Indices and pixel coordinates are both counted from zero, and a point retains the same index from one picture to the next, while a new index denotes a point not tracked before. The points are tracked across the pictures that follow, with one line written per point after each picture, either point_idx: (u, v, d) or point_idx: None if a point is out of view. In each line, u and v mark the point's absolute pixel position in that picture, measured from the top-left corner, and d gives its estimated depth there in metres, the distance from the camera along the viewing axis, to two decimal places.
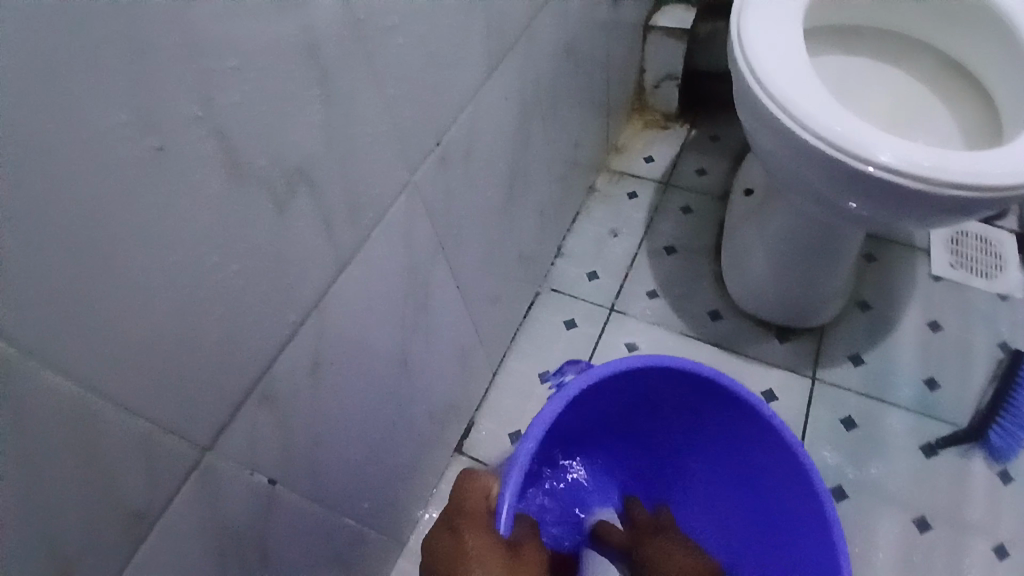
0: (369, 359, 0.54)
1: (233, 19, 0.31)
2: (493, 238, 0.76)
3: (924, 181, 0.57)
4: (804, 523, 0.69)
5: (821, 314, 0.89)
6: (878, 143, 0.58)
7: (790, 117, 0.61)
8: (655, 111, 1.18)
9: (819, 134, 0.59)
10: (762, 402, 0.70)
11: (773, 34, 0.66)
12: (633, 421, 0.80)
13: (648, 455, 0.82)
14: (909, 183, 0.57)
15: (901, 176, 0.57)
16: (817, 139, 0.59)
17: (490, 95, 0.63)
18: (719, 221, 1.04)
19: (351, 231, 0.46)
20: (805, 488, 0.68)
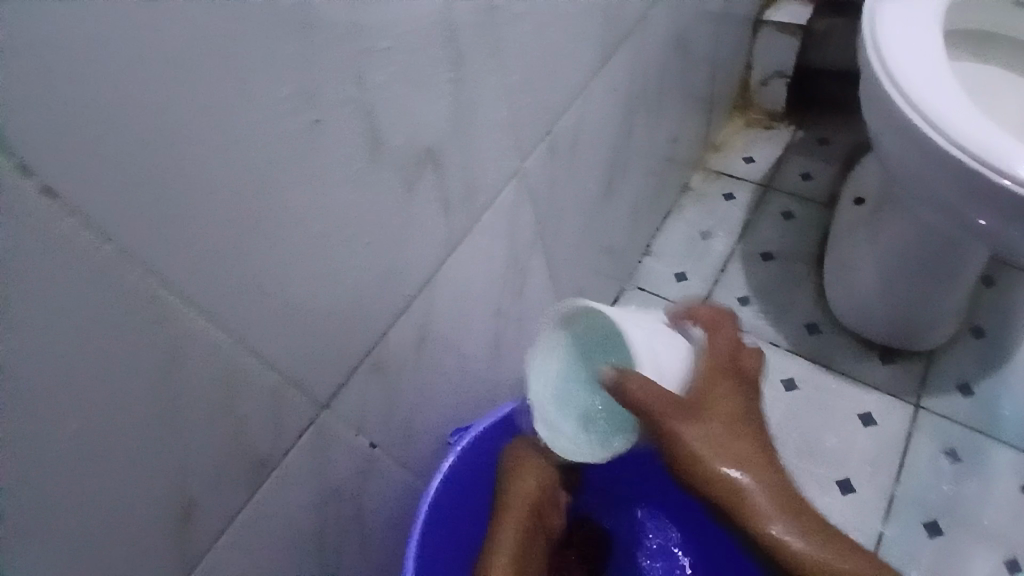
0: (466, 340, 0.55)
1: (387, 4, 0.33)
2: (587, 231, 0.76)
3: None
4: None
5: (931, 336, 0.83)
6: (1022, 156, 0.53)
7: (921, 119, 0.57)
8: (760, 111, 1.14)
9: (953, 140, 0.55)
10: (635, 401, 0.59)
11: (911, 31, 0.62)
12: None
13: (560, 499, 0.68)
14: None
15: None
16: (949, 145, 0.56)
17: (601, 85, 0.62)
18: (824, 230, 0.99)
19: (466, 213, 0.47)
20: None
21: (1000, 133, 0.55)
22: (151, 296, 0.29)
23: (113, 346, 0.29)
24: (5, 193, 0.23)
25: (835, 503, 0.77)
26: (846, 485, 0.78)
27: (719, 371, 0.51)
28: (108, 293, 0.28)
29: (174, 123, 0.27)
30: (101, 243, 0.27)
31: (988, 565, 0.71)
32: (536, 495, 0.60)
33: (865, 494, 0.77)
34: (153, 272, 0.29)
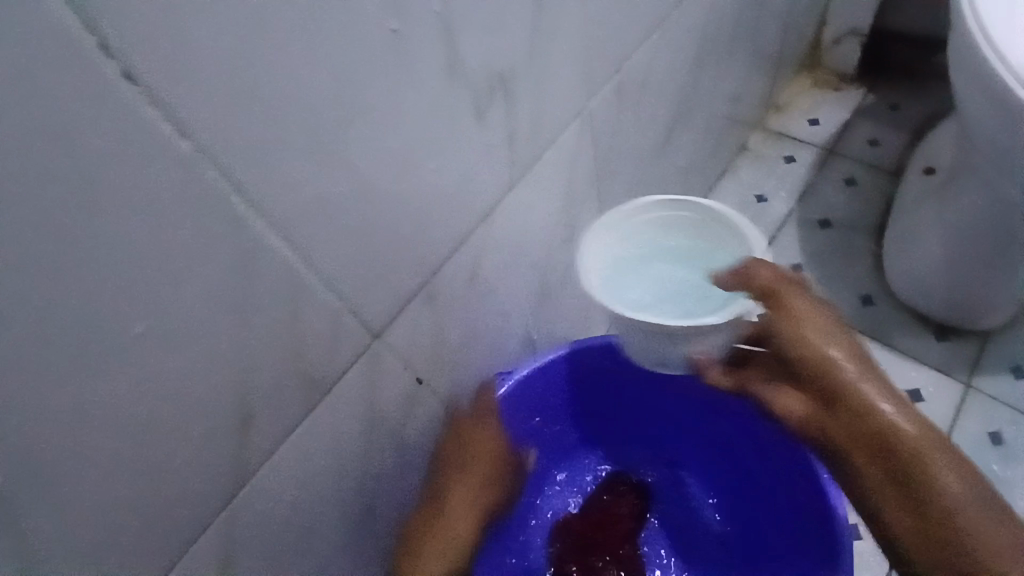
0: (515, 281, 0.55)
1: None
2: (641, 183, 0.74)
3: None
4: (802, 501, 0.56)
5: (992, 317, 0.80)
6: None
7: (1015, 78, 0.53)
8: (830, 71, 1.08)
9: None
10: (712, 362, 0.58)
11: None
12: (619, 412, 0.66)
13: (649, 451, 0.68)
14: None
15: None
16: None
17: (673, 28, 0.59)
18: (886, 200, 0.95)
19: (529, 149, 0.46)
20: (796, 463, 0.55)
21: None
22: (223, 201, 0.29)
23: (186, 249, 0.29)
24: (92, 76, 0.23)
25: None
26: None
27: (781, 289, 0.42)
28: (183, 196, 0.28)
29: (258, 19, 0.26)
30: (180, 140, 0.26)
31: None
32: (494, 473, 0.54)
33: None
34: (228, 178, 0.29)
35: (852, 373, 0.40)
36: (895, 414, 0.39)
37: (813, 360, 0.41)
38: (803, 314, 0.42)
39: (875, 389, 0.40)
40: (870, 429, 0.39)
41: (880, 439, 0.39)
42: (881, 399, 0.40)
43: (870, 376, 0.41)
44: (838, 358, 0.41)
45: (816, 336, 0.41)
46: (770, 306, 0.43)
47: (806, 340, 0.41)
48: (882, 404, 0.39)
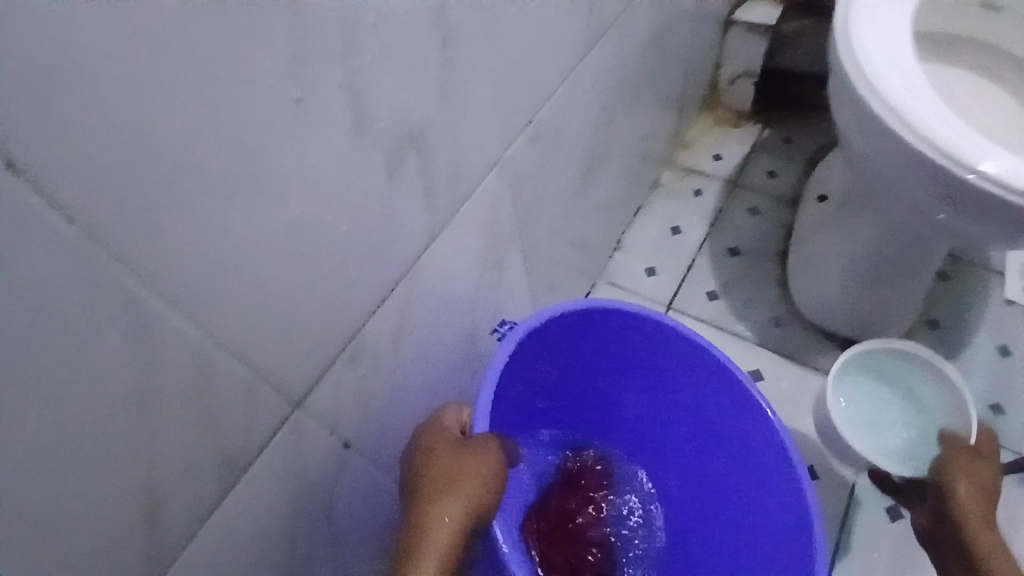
0: (443, 332, 0.54)
1: None
2: (562, 223, 0.76)
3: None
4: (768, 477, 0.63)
5: (890, 329, 0.87)
6: (992, 155, 0.56)
7: (894, 116, 0.59)
8: (728, 109, 1.16)
9: (926, 138, 0.57)
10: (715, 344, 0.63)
11: (883, 29, 0.64)
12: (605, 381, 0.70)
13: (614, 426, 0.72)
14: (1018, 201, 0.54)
15: (1010, 191, 0.54)
16: (922, 143, 0.57)
17: (581, 76, 0.62)
18: (788, 226, 1.02)
19: (448, 202, 0.46)
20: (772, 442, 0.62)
21: (966, 130, 0.57)
22: (118, 284, 0.27)
23: (80, 338, 0.27)
24: None
25: None
26: (811, 472, 0.79)
27: (966, 450, 0.60)
28: (70, 284, 0.26)
29: (149, 94, 0.25)
30: (65, 225, 0.25)
31: None
32: (486, 502, 0.48)
33: (829, 482, 0.79)
34: (121, 258, 0.27)
35: (964, 496, 0.56)
36: (988, 540, 0.52)
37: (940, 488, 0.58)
38: (954, 461, 0.59)
39: (980, 522, 0.54)
40: (963, 535, 0.53)
41: (964, 550, 0.53)
42: (982, 523, 0.53)
43: (983, 512, 0.55)
44: (960, 486, 0.56)
45: (957, 472, 0.58)
46: (946, 453, 0.61)
47: (948, 471, 0.58)
48: (981, 525, 0.53)
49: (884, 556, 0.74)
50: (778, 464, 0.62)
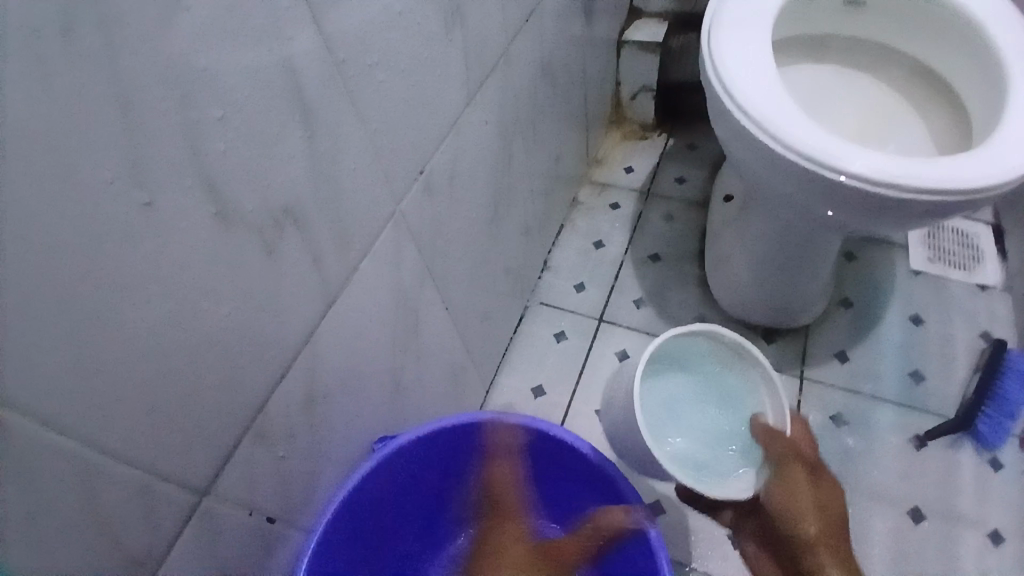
0: (363, 387, 0.55)
1: (216, 77, 0.33)
2: (479, 259, 0.77)
3: (907, 189, 0.59)
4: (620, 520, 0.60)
5: (806, 312, 0.91)
6: (858, 155, 0.60)
7: (764, 132, 0.63)
8: (633, 122, 1.22)
9: (797, 149, 0.62)
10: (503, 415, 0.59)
11: (743, 46, 0.69)
12: (467, 476, 0.66)
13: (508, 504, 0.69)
14: (888, 192, 0.59)
15: (881, 185, 0.59)
16: (794, 154, 0.62)
17: (469, 118, 0.64)
18: (701, 228, 1.08)
19: (345, 262, 0.47)
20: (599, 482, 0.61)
21: (827, 134, 0.62)
22: None
23: None
24: None
25: None
26: None
27: (799, 461, 0.58)
28: None
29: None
30: None
31: (885, 516, 0.78)
32: None
33: None
34: None
35: (813, 533, 0.54)
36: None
37: (788, 522, 0.56)
38: (793, 488, 0.57)
39: (833, 563, 0.53)
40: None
41: None
42: (834, 562, 0.53)
43: (830, 546, 0.54)
44: (808, 521, 0.54)
45: (801, 503, 0.55)
46: (780, 469, 0.59)
47: (792, 503, 0.56)
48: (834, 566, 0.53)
49: None
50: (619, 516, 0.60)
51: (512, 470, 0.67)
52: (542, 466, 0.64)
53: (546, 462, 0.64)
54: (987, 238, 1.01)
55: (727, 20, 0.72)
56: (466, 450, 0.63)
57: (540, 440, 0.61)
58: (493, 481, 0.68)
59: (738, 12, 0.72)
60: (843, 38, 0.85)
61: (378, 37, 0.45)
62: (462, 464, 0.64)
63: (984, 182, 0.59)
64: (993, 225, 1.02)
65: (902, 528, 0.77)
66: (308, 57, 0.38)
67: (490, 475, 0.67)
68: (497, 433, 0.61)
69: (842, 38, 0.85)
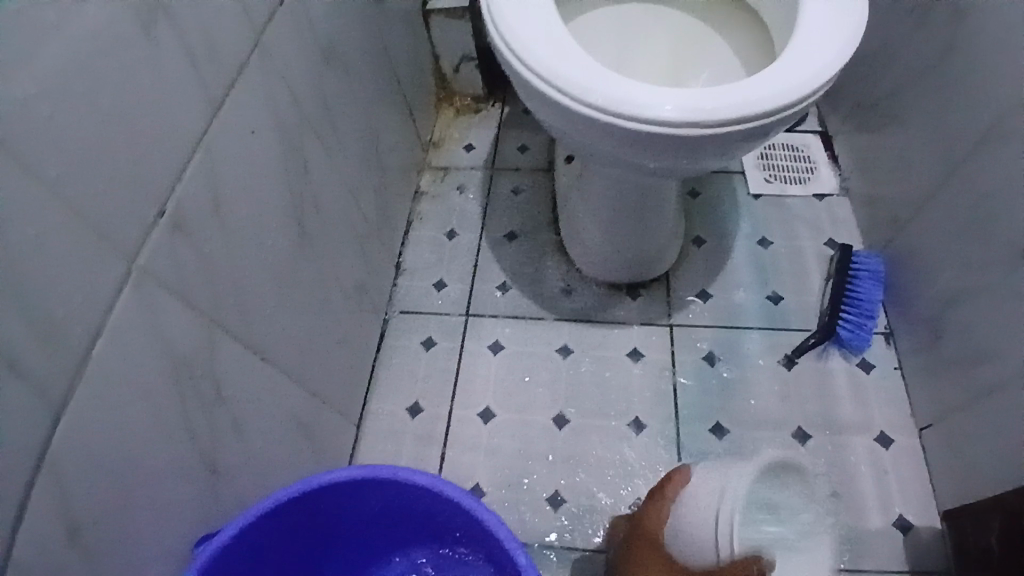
0: (155, 480, 0.48)
1: None
2: (309, 287, 0.68)
3: (723, 121, 0.57)
4: (490, 543, 0.54)
5: (662, 259, 0.90)
6: (667, 99, 0.57)
7: (571, 99, 0.59)
8: (464, 96, 1.16)
9: (606, 108, 0.57)
10: (336, 473, 0.53)
11: (523, 11, 0.64)
12: (332, 539, 0.60)
13: (391, 549, 0.64)
14: (708, 131, 0.57)
15: (697, 124, 0.56)
16: (605, 112, 0.58)
17: (234, 137, 0.55)
18: (550, 194, 1.04)
19: (64, 359, 0.40)
20: (459, 512, 0.54)
21: (629, 85, 0.58)
22: None
23: None
24: None
25: (632, 447, 0.79)
26: (638, 425, 0.80)
27: None
28: None
29: None
30: None
31: (774, 444, 0.79)
32: None
33: (655, 426, 0.80)
34: None
35: None
36: None
37: None
38: None
39: None
40: None
41: None
42: None
43: None
44: None
45: None
46: None
47: None
48: None
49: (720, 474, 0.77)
50: (488, 539, 0.54)
51: (368, 524, 0.60)
52: (409, 509, 0.58)
53: (407, 504, 0.57)
54: (817, 147, 1.04)
55: None
56: (316, 517, 0.56)
57: (389, 485, 0.55)
58: (357, 538, 0.61)
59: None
60: None
61: (24, 71, 0.36)
62: (319, 529, 0.58)
63: (785, 100, 0.57)
64: (820, 132, 1.05)
65: (790, 451, 0.78)
66: None
67: (356, 530, 0.60)
68: (340, 491, 0.55)
69: None
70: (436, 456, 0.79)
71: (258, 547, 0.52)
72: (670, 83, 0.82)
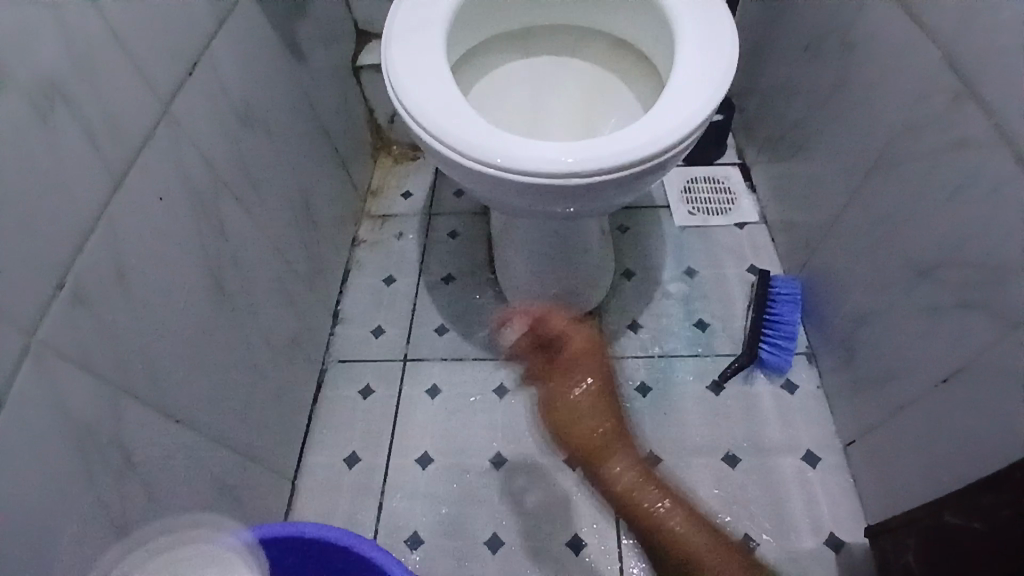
0: (64, 554, 0.47)
1: None
2: (230, 347, 0.68)
3: (608, 169, 0.60)
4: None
5: (592, 294, 0.93)
6: (555, 153, 0.61)
7: (468, 158, 0.62)
8: (399, 145, 1.19)
9: (501, 165, 0.61)
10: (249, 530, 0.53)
11: (419, 78, 0.67)
12: None
13: None
14: (596, 179, 0.60)
15: (583, 174, 0.60)
16: (499, 170, 0.61)
17: (137, 205, 0.56)
18: (485, 235, 1.07)
19: None
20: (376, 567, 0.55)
21: (520, 142, 0.62)
22: None
23: None
24: None
25: (570, 482, 0.80)
26: (574, 460, 0.81)
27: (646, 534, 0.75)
28: None
29: None
30: None
31: (706, 470, 0.80)
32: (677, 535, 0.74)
33: None
34: None
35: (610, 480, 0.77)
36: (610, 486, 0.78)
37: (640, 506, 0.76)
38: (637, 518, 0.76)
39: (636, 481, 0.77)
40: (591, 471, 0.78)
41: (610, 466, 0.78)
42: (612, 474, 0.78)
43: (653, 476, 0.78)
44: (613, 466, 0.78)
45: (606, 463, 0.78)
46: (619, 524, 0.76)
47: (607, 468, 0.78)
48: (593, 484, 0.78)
49: None
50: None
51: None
52: (331, 565, 0.58)
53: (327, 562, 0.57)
54: (736, 178, 1.09)
55: (401, 56, 0.69)
56: (229, 570, 0.56)
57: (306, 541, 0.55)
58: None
59: (408, 42, 0.70)
60: (546, 28, 0.85)
61: None
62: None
63: (665, 147, 0.61)
64: (738, 164, 1.11)
65: (722, 476, 0.80)
66: None
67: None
68: None
69: (546, 28, 0.85)
70: (373, 506, 0.79)
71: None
72: (582, 130, 0.86)
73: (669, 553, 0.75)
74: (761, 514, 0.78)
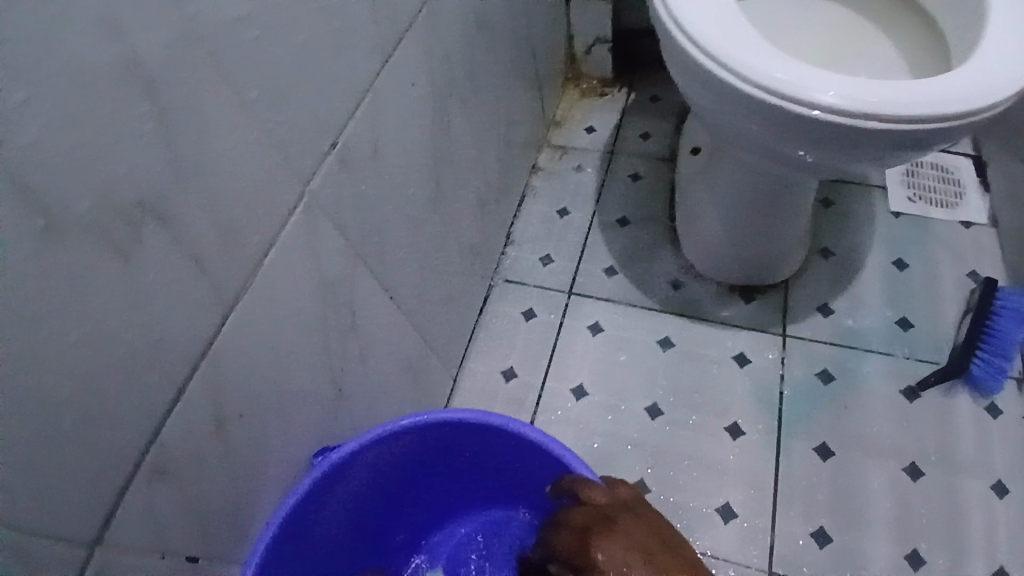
0: (290, 393, 0.50)
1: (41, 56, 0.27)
2: (433, 240, 0.69)
3: (883, 119, 0.53)
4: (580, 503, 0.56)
5: (783, 266, 0.86)
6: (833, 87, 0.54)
7: (732, 73, 0.56)
8: (591, 78, 1.15)
9: (769, 86, 0.55)
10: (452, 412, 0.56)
11: None
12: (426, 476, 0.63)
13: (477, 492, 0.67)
14: (873, 124, 0.53)
15: (859, 115, 0.53)
16: (759, 92, 0.55)
17: (393, 81, 0.56)
18: (669, 184, 1.02)
19: (235, 263, 0.41)
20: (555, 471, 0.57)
21: (795, 65, 0.55)
22: None
23: None
24: None
25: (728, 451, 0.76)
26: (736, 430, 0.77)
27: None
28: None
29: None
30: None
31: (882, 475, 0.74)
32: None
33: (754, 435, 0.77)
34: None
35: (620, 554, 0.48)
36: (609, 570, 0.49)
37: None
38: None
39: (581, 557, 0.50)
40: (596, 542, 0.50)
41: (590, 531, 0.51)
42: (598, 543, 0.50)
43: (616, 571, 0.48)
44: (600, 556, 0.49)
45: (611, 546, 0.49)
46: None
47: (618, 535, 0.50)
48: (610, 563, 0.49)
49: (821, 490, 0.73)
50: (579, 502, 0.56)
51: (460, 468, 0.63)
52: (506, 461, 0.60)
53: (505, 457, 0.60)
54: (968, 170, 0.95)
55: None
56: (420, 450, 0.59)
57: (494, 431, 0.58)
58: (439, 484, 0.65)
59: None
60: None
61: None
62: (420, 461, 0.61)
63: (964, 109, 0.52)
64: (973, 155, 0.97)
65: (898, 486, 0.73)
66: (159, 37, 0.32)
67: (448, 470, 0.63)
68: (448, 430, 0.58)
69: None
70: None
71: (361, 475, 0.56)
72: None
73: (827, 546, 0.70)
74: (935, 535, 0.71)
